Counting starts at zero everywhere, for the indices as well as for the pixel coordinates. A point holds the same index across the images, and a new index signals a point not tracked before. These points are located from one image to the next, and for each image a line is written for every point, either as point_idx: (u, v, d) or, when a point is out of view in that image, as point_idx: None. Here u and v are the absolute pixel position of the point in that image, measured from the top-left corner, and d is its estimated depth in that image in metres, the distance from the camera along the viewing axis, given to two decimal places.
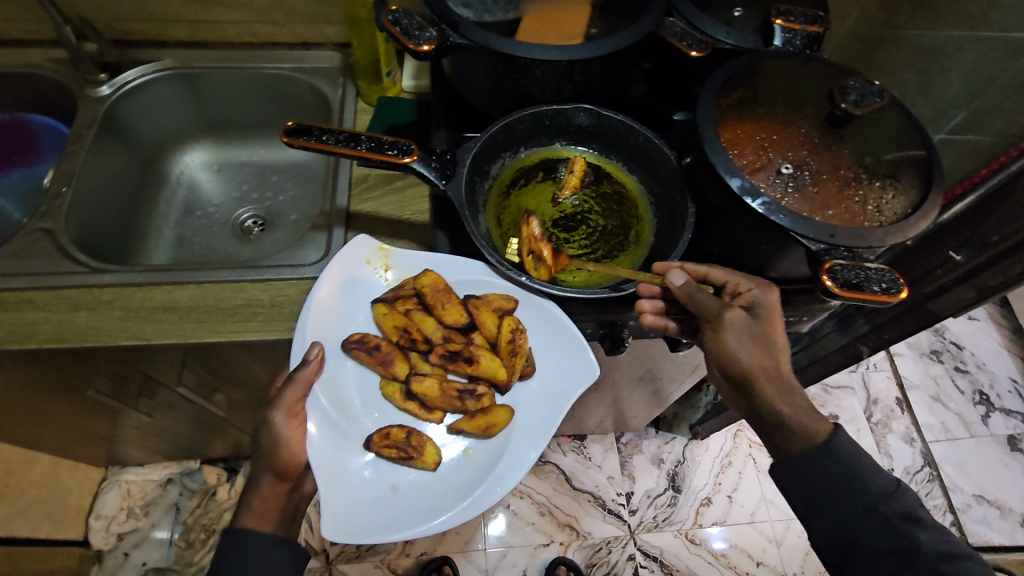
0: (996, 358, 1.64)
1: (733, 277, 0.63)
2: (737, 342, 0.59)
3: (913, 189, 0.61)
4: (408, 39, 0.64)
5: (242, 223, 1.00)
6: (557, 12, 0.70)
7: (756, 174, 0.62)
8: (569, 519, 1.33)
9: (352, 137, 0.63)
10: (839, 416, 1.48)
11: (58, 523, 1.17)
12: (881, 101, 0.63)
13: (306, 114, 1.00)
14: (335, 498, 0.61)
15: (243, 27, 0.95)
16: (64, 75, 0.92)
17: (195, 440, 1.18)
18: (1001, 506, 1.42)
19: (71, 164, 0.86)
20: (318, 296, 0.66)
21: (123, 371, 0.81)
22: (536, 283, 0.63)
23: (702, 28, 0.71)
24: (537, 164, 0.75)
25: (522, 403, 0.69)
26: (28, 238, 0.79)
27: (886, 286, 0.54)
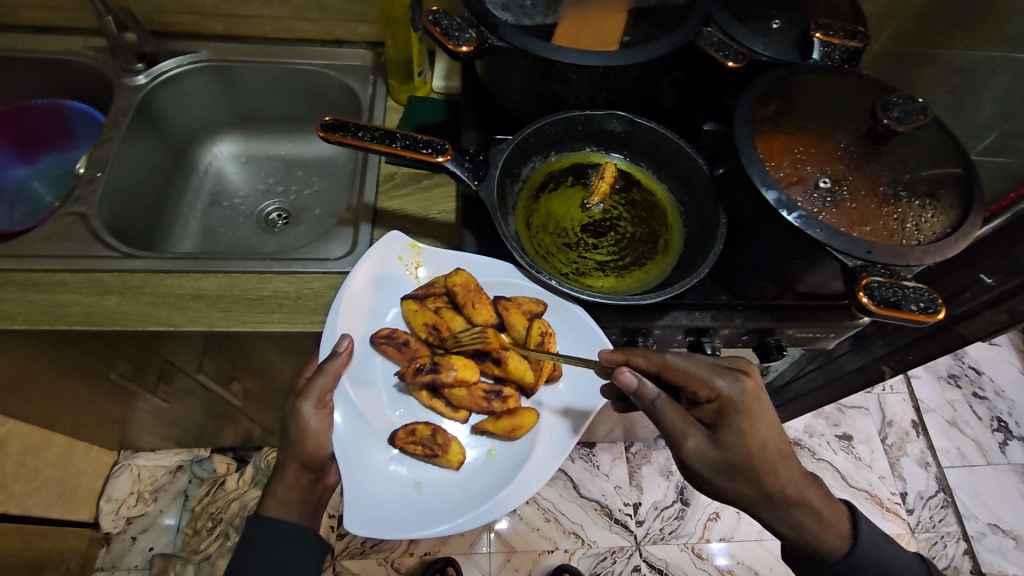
0: (1016, 385, 1.61)
1: (692, 375, 0.60)
2: (700, 461, 0.59)
3: (953, 209, 0.60)
4: (448, 40, 0.64)
5: (267, 216, 1.01)
6: (594, 18, 0.70)
7: (793, 187, 0.62)
8: (575, 526, 1.32)
9: (387, 134, 0.64)
10: (852, 437, 1.46)
11: (70, 504, 1.18)
12: (925, 118, 0.62)
13: (336, 111, 1.01)
14: (359, 491, 0.61)
15: (279, 23, 0.97)
16: (102, 63, 0.94)
17: (207, 428, 1.19)
18: (1016, 536, 1.39)
19: (105, 150, 0.87)
20: (351, 287, 0.68)
21: (145, 356, 0.82)
22: (566, 287, 0.63)
23: (739, 40, 0.71)
24: (568, 168, 0.75)
25: (547, 406, 0.69)
26: (62, 221, 0.80)
27: (924, 305, 0.53)
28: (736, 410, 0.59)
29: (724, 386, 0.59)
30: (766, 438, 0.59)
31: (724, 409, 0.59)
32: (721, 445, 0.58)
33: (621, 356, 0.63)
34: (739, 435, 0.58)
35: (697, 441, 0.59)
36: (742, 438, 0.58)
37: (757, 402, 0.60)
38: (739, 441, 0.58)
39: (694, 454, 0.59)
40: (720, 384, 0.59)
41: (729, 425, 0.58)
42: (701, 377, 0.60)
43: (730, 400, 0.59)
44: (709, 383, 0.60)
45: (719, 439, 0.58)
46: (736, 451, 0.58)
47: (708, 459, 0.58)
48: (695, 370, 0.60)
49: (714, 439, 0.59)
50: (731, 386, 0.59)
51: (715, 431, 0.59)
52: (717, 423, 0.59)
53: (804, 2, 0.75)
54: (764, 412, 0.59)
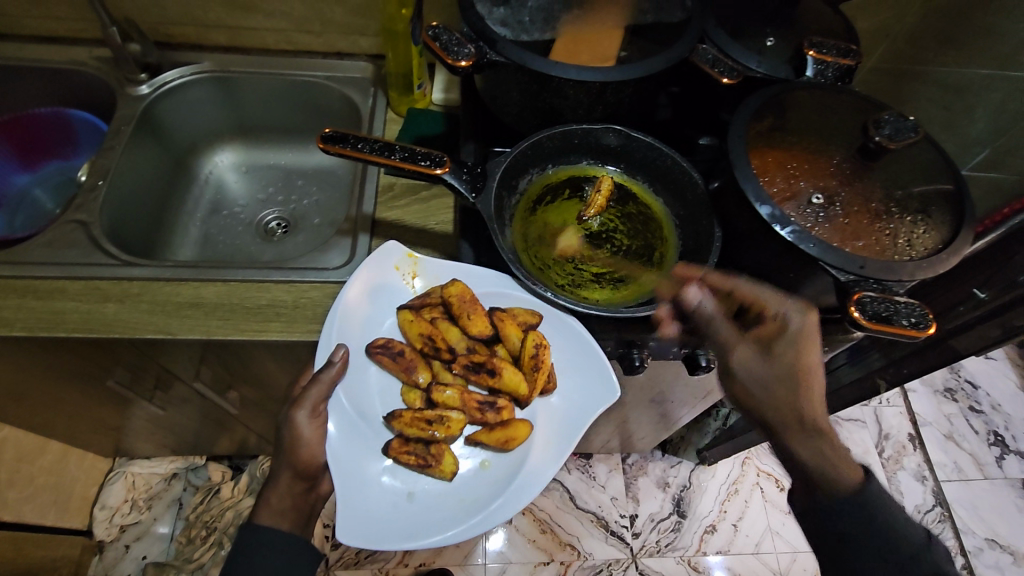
0: (1013, 399, 1.61)
1: (759, 299, 0.63)
2: (746, 379, 0.66)
3: (944, 225, 0.61)
4: (446, 55, 0.65)
5: (266, 225, 1.01)
6: (591, 35, 0.71)
7: (786, 203, 0.62)
8: (571, 538, 1.31)
9: (386, 146, 0.65)
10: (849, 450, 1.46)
11: (64, 511, 1.17)
12: (915, 136, 0.63)
13: (336, 122, 1.02)
14: (352, 502, 0.61)
15: (280, 35, 0.98)
16: (105, 73, 0.95)
17: (203, 435, 1.19)
18: (1015, 552, 1.38)
19: (108, 159, 0.88)
20: (347, 298, 0.68)
21: (142, 363, 0.82)
22: (561, 300, 0.64)
23: (734, 57, 0.72)
24: (565, 181, 0.76)
25: (540, 418, 0.69)
26: (63, 229, 0.80)
27: (915, 321, 0.54)
28: (789, 340, 0.63)
29: (788, 315, 0.63)
30: (811, 364, 0.63)
31: (780, 334, 0.63)
32: (772, 363, 0.64)
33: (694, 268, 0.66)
34: (789, 361, 0.63)
35: (742, 354, 0.65)
36: (786, 366, 0.64)
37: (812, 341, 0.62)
38: (788, 364, 0.63)
39: (741, 368, 0.66)
40: (785, 313, 0.63)
41: (781, 352, 0.63)
42: (768, 300, 0.63)
43: (789, 331, 0.63)
44: (775, 309, 0.63)
45: (769, 357, 0.65)
46: (781, 372, 0.64)
47: (752, 373, 0.65)
48: (765, 291, 0.63)
49: (765, 356, 0.65)
50: (795, 319, 0.62)
51: (766, 352, 0.64)
52: (770, 345, 0.64)
53: (798, 20, 0.76)
54: (816, 341, 0.63)
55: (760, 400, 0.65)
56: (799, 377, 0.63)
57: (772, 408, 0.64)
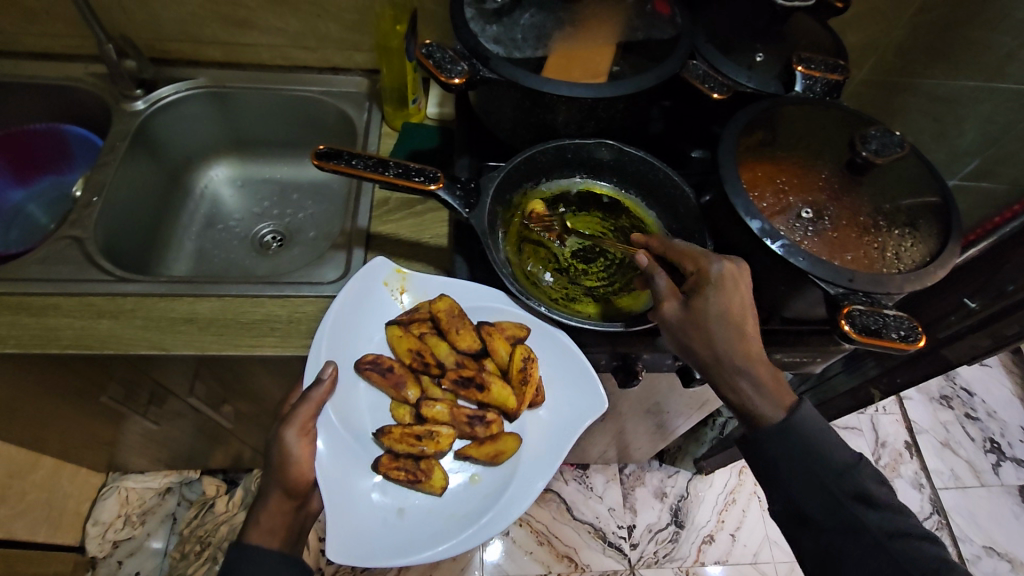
0: (1008, 406, 1.62)
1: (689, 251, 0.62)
2: (676, 334, 0.59)
3: (931, 238, 0.62)
4: (440, 72, 0.66)
5: (261, 239, 1.01)
6: (583, 51, 0.72)
7: (775, 217, 0.63)
8: (569, 550, 1.31)
9: (380, 162, 0.65)
10: None
11: (56, 528, 1.16)
12: (901, 151, 0.64)
13: (331, 137, 1.03)
14: (341, 520, 0.61)
15: (276, 51, 0.99)
16: (101, 89, 0.95)
17: (198, 449, 1.18)
18: (1012, 559, 1.38)
19: (103, 174, 0.88)
20: (336, 315, 0.68)
21: (137, 378, 0.82)
22: (554, 314, 0.64)
23: (724, 72, 0.73)
24: (558, 196, 0.77)
25: (529, 431, 0.69)
26: (57, 245, 0.81)
27: (904, 334, 0.54)
28: (711, 284, 0.59)
29: (712, 265, 0.60)
30: (740, 314, 0.58)
31: (702, 281, 0.59)
32: (693, 309, 0.58)
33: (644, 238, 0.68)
34: (713, 305, 0.58)
35: (673, 306, 0.59)
36: (708, 308, 0.58)
37: (738, 293, 0.59)
38: (712, 311, 0.58)
39: (666, 317, 0.60)
40: (711, 264, 0.60)
41: (703, 296, 0.58)
42: (694, 256, 0.62)
43: (710, 276, 0.59)
44: (699, 260, 0.61)
45: (696, 309, 0.58)
46: (711, 327, 0.57)
47: (677, 326, 0.59)
48: (694, 251, 0.63)
49: (689, 303, 0.59)
50: (715, 266, 0.60)
51: (690, 298, 0.59)
52: (694, 291, 0.60)
53: (787, 35, 0.77)
54: (744, 292, 0.59)
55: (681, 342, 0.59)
56: (718, 321, 0.57)
57: (689, 350, 0.59)
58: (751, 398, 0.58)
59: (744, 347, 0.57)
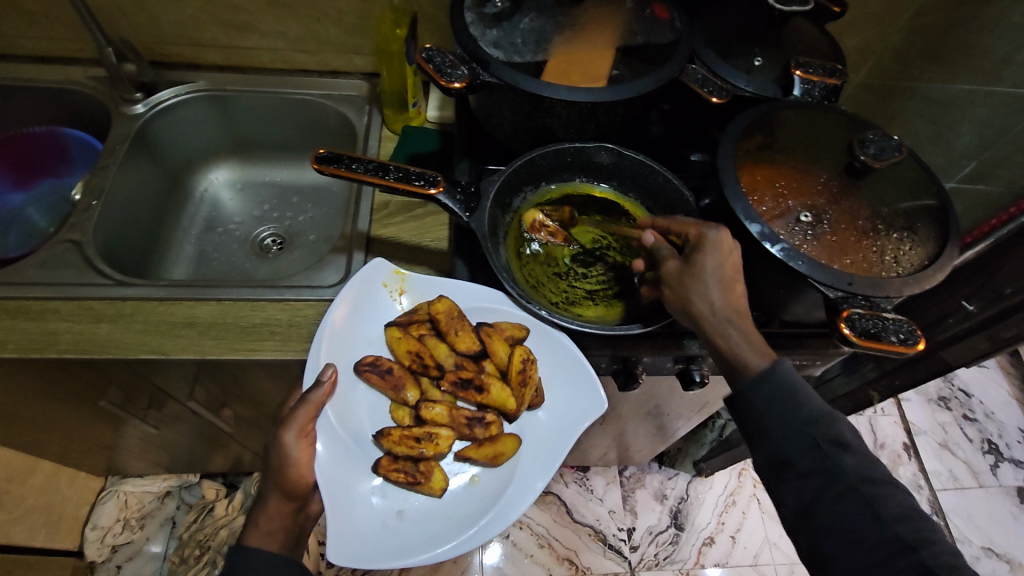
0: (1005, 407, 1.62)
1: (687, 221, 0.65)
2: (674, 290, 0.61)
3: (929, 242, 0.62)
4: (440, 77, 0.66)
5: (261, 241, 1.02)
6: (583, 55, 0.72)
7: (775, 221, 0.63)
8: (569, 552, 1.31)
9: (380, 166, 0.65)
10: None
11: (54, 532, 1.16)
12: (899, 155, 0.64)
13: (331, 140, 1.03)
14: (340, 522, 0.61)
15: (275, 54, 0.99)
16: (101, 93, 0.95)
17: (197, 453, 1.18)
18: (1011, 560, 1.38)
19: (102, 178, 0.88)
20: (334, 318, 0.68)
21: (136, 383, 0.82)
22: (554, 317, 0.64)
23: (723, 76, 0.73)
24: (559, 200, 0.77)
25: (528, 432, 0.69)
26: (56, 249, 0.80)
27: (904, 337, 0.54)
28: (710, 244, 0.61)
29: (711, 226, 0.62)
30: (733, 272, 0.60)
31: (702, 240, 0.62)
32: (691, 264, 0.61)
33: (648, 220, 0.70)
34: (711, 260, 0.60)
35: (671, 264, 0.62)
36: (703, 265, 0.60)
37: (732, 254, 0.61)
38: (709, 267, 0.60)
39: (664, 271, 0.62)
40: (705, 228, 0.63)
41: (701, 254, 0.61)
42: (692, 221, 0.64)
43: (706, 237, 0.61)
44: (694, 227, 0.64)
45: (693, 265, 0.61)
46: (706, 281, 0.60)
47: (674, 281, 0.61)
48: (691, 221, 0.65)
49: (687, 259, 0.62)
50: (711, 230, 0.62)
51: (689, 256, 0.62)
52: (691, 251, 0.62)
53: (785, 39, 0.78)
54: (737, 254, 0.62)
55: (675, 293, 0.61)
56: (711, 272, 0.60)
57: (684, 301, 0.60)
58: (737, 347, 0.59)
59: (733, 301, 0.60)
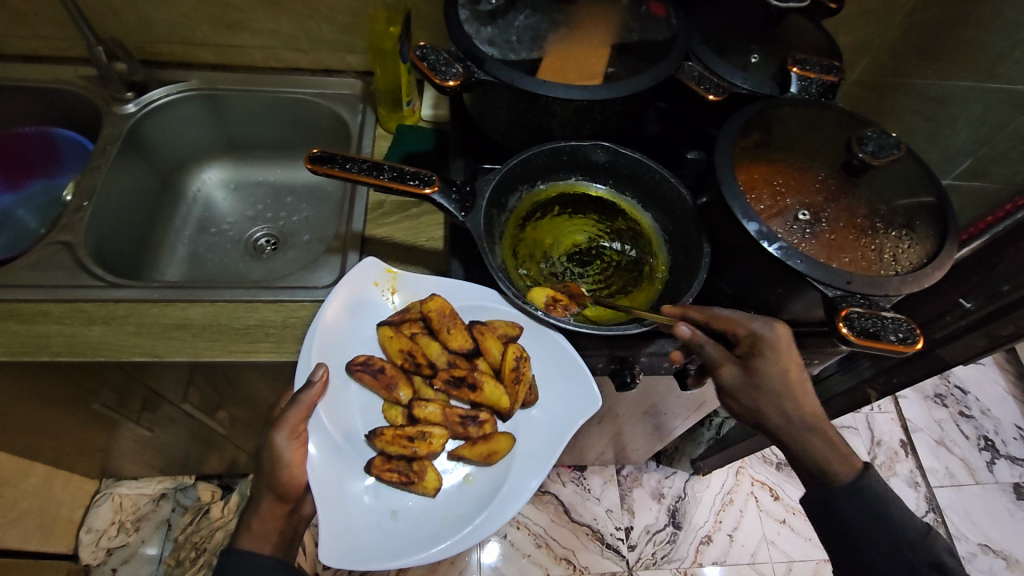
0: (1001, 404, 1.62)
1: (734, 315, 0.61)
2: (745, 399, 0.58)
3: (928, 240, 0.62)
4: (434, 75, 0.65)
5: (255, 241, 1.01)
6: (578, 53, 0.71)
7: (773, 220, 0.63)
8: (567, 552, 1.30)
9: (374, 166, 0.65)
10: None
11: (49, 535, 1.14)
12: (898, 152, 0.64)
13: (325, 140, 1.02)
14: (333, 523, 0.61)
15: (268, 53, 0.98)
16: (91, 92, 0.94)
17: (193, 455, 1.17)
18: (1007, 557, 1.39)
19: (93, 178, 0.87)
20: (325, 317, 0.68)
21: (130, 385, 0.81)
22: (551, 318, 0.64)
23: (719, 73, 0.73)
24: (555, 198, 0.76)
25: (522, 430, 0.69)
26: (47, 251, 0.79)
27: (903, 336, 0.54)
28: (770, 348, 0.59)
29: (762, 327, 0.60)
30: (797, 374, 0.59)
31: (759, 345, 0.59)
32: (756, 375, 0.58)
33: (678, 309, 0.63)
34: (776, 369, 0.58)
35: (731, 370, 0.59)
36: (770, 371, 0.58)
37: (790, 351, 0.59)
38: (775, 376, 0.58)
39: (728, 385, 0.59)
40: (755, 325, 0.60)
41: (765, 358, 0.58)
42: (740, 319, 0.61)
43: (764, 338, 0.59)
44: (744, 323, 0.61)
45: (757, 371, 0.58)
46: (775, 387, 0.58)
47: (743, 389, 0.58)
48: (733, 315, 0.61)
49: (749, 368, 0.59)
50: (763, 326, 0.60)
51: (750, 363, 0.59)
52: (749, 355, 0.59)
53: (781, 36, 0.77)
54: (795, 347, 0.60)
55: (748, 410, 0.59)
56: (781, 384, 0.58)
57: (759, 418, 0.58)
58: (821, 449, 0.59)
59: (807, 408, 0.58)
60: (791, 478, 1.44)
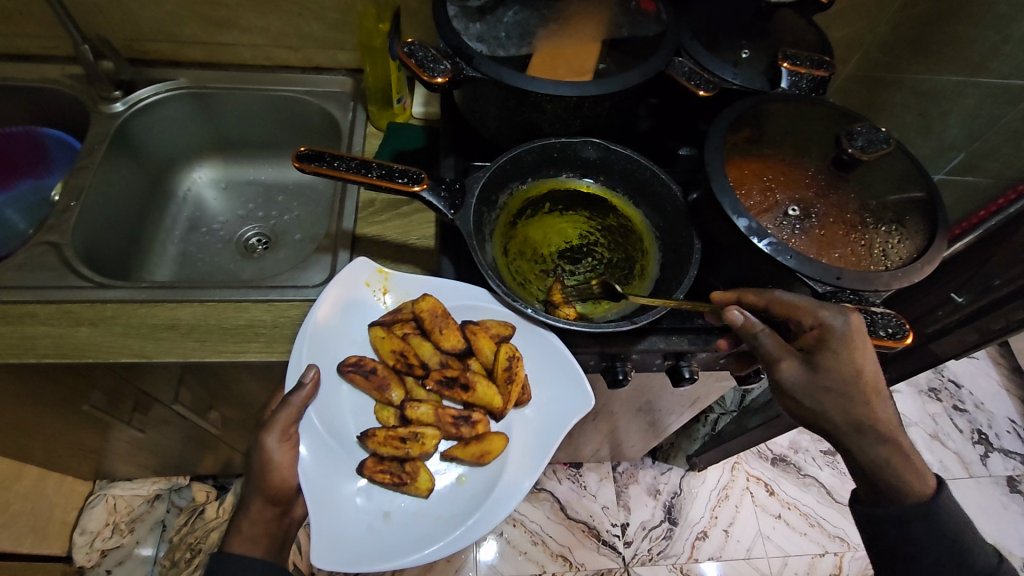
0: (995, 398, 1.63)
1: (801, 304, 0.56)
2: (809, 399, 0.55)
3: (918, 234, 0.62)
4: (422, 71, 0.65)
5: (246, 241, 1.00)
6: (568, 49, 0.71)
7: (762, 216, 0.63)
8: (563, 549, 1.30)
9: (363, 163, 0.64)
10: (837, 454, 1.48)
11: (42, 538, 1.14)
12: (888, 147, 0.64)
13: (316, 138, 1.01)
14: (325, 524, 0.60)
15: (257, 50, 0.97)
16: (78, 91, 0.93)
17: (186, 456, 1.17)
18: (1002, 550, 1.39)
19: (80, 178, 0.86)
20: (316, 318, 0.67)
21: (120, 386, 0.80)
22: (541, 316, 0.63)
23: (710, 69, 0.73)
24: (545, 195, 0.76)
25: (516, 430, 0.69)
26: (34, 252, 0.79)
27: (892, 331, 0.54)
28: (840, 340, 0.53)
29: (833, 316, 0.54)
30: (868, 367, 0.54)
31: (828, 337, 0.54)
32: (821, 370, 0.54)
33: (732, 293, 0.59)
34: (843, 365, 0.53)
35: (792, 367, 0.55)
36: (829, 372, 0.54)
37: (863, 343, 0.54)
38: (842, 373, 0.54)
39: (789, 380, 0.55)
40: (824, 316, 0.54)
41: (832, 355, 0.53)
42: (809, 307, 0.55)
43: (835, 331, 0.53)
44: (812, 313, 0.55)
45: (820, 369, 0.54)
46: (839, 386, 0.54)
47: (806, 387, 0.55)
48: (800, 302, 0.56)
49: (811, 364, 0.55)
50: (836, 316, 0.54)
51: (813, 357, 0.55)
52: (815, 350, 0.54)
53: (772, 31, 0.77)
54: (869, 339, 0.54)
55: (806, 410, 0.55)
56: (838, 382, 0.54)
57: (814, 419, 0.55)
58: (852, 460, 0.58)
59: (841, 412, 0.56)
60: (785, 473, 1.44)
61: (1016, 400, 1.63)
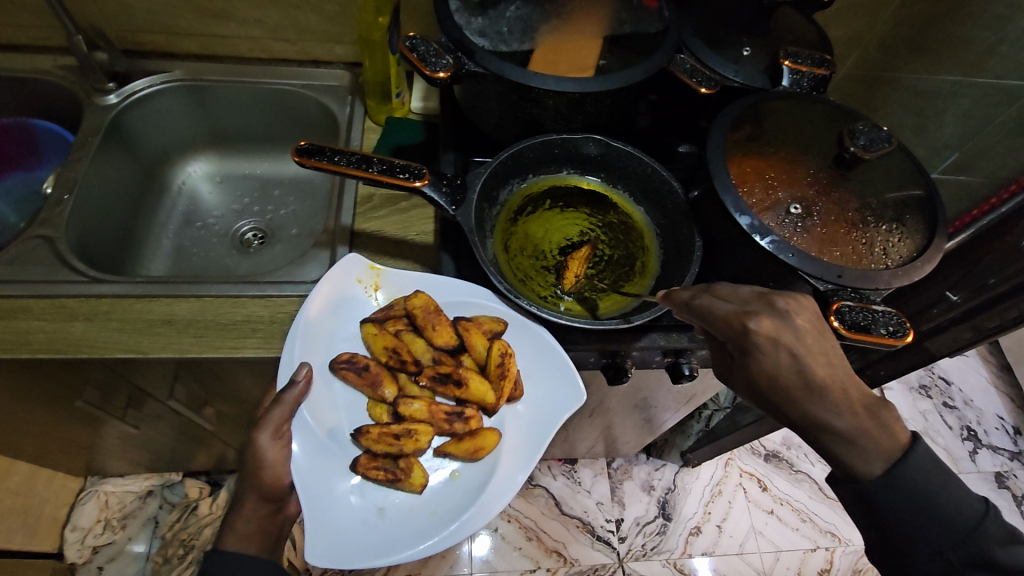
0: (984, 394, 1.65)
1: (732, 308, 0.55)
2: (755, 392, 0.56)
3: (918, 233, 0.62)
4: (425, 65, 0.64)
5: (242, 236, 0.99)
6: (570, 44, 0.70)
7: (765, 213, 0.63)
8: (557, 544, 1.31)
9: (363, 158, 0.63)
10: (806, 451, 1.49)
11: (33, 534, 1.12)
12: (889, 146, 0.64)
13: (313, 131, 1.01)
14: (318, 522, 0.60)
15: (254, 43, 0.96)
16: (71, 82, 0.92)
17: (179, 451, 1.15)
18: None
19: (74, 170, 0.85)
20: (309, 314, 0.67)
21: (114, 380, 0.79)
22: (541, 312, 0.63)
23: (711, 66, 0.73)
24: (544, 192, 0.75)
25: (508, 426, 0.69)
26: (27, 245, 0.78)
27: (892, 329, 0.54)
28: (764, 346, 0.53)
29: (748, 327, 0.53)
30: (805, 362, 0.53)
31: (746, 346, 0.54)
32: (758, 373, 0.54)
33: (667, 296, 0.60)
34: (773, 367, 0.53)
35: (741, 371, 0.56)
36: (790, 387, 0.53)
37: (789, 343, 0.53)
38: (787, 375, 0.53)
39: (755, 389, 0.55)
40: (752, 324, 0.53)
41: (755, 361, 0.54)
42: (728, 319, 0.54)
43: (754, 341, 0.53)
44: (741, 323, 0.54)
45: (754, 369, 0.54)
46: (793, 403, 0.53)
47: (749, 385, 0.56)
48: (722, 309, 0.55)
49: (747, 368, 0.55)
50: (761, 324, 0.53)
51: (744, 358, 0.55)
52: (743, 353, 0.55)
53: (772, 30, 0.77)
54: (808, 330, 0.53)
55: (796, 412, 0.54)
56: (836, 372, 0.53)
57: (809, 418, 0.54)
58: (856, 476, 0.56)
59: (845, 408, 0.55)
60: (778, 469, 1.45)
61: (1004, 396, 1.65)
